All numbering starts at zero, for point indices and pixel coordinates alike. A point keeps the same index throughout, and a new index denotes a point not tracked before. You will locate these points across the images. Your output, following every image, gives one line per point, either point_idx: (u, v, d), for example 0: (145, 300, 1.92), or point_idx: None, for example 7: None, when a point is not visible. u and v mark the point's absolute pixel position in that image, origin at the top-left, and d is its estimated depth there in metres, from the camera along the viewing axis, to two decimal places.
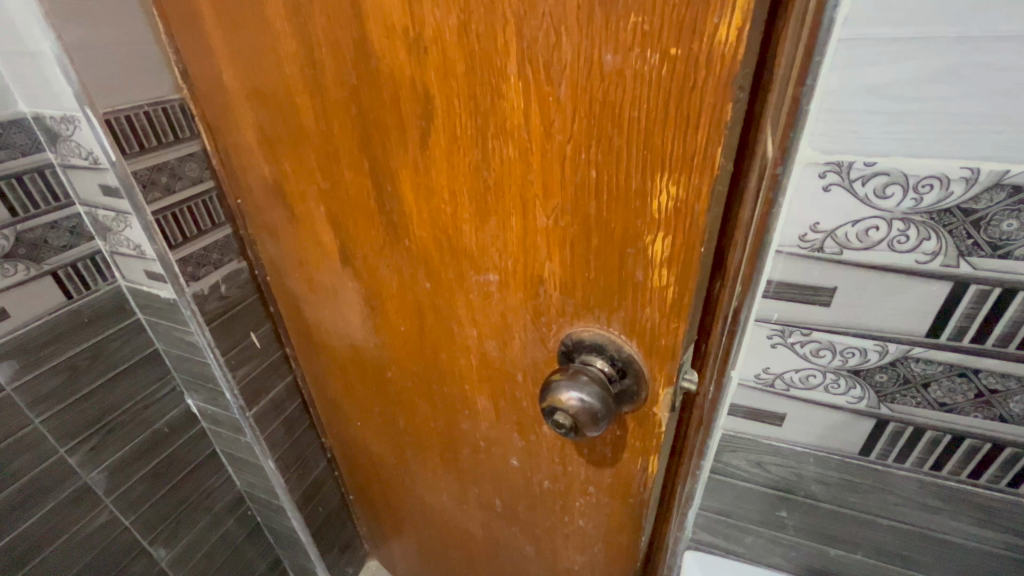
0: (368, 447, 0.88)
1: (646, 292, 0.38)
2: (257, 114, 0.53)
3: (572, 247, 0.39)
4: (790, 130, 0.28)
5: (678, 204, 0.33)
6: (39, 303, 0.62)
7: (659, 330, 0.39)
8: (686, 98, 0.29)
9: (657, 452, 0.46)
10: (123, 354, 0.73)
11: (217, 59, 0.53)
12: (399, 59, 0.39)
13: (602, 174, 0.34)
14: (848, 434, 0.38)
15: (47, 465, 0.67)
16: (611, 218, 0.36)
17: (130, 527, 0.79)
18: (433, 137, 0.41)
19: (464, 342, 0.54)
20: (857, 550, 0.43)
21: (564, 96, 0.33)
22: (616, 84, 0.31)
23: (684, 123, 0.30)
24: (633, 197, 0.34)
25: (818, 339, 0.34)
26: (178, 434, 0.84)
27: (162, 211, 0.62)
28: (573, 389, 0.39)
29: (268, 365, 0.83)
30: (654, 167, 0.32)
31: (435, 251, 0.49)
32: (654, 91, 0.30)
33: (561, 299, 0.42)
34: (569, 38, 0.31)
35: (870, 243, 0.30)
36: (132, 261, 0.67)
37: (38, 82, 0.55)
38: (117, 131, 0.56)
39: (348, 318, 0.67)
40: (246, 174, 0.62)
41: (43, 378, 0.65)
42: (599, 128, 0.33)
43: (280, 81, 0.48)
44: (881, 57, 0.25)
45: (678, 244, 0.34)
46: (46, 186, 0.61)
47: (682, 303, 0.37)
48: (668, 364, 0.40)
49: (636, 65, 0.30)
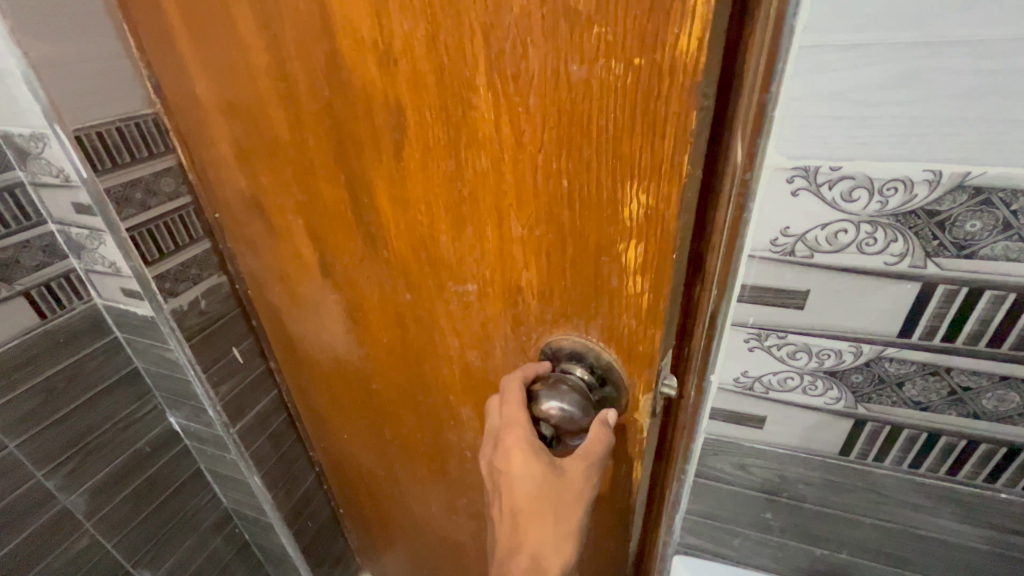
0: (357, 460, 0.87)
1: (621, 299, 0.38)
2: (231, 126, 0.53)
3: (548, 256, 0.39)
4: (757, 136, 0.29)
5: (649, 212, 0.33)
6: (11, 325, 0.61)
7: (637, 337, 0.39)
8: (652, 108, 0.29)
9: (640, 459, 0.45)
10: (101, 374, 0.72)
11: (188, 71, 0.52)
12: (371, 72, 0.39)
13: (575, 184, 0.34)
14: (829, 434, 0.38)
15: (24, 490, 0.65)
16: (585, 227, 0.36)
17: (113, 549, 0.77)
18: (407, 148, 0.41)
19: (446, 353, 0.54)
20: (841, 549, 0.44)
21: (534, 107, 0.33)
22: (583, 94, 0.31)
23: (651, 131, 0.30)
24: (605, 206, 0.34)
25: (794, 342, 0.34)
26: (161, 452, 0.82)
27: (137, 228, 0.61)
28: (551, 397, 0.40)
29: (252, 380, 0.81)
30: (624, 176, 0.32)
31: (413, 261, 0.48)
32: (620, 102, 0.30)
33: (540, 308, 0.42)
34: (536, 48, 0.31)
35: (840, 245, 0.30)
36: (108, 278, 0.66)
37: (5, 100, 0.54)
38: (88, 148, 0.55)
39: (331, 330, 0.66)
40: (223, 186, 0.62)
41: (17, 401, 0.63)
42: (568, 138, 0.33)
43: (253, 93, 0.48)
44: (841, 64, 0.25)
45: (651, 251, 0.34)
46: (17, 205, 0.60)
47: (657, 309, 0.37)
48: (647, 368, 0.40)
49: (601, 75, 0.30)
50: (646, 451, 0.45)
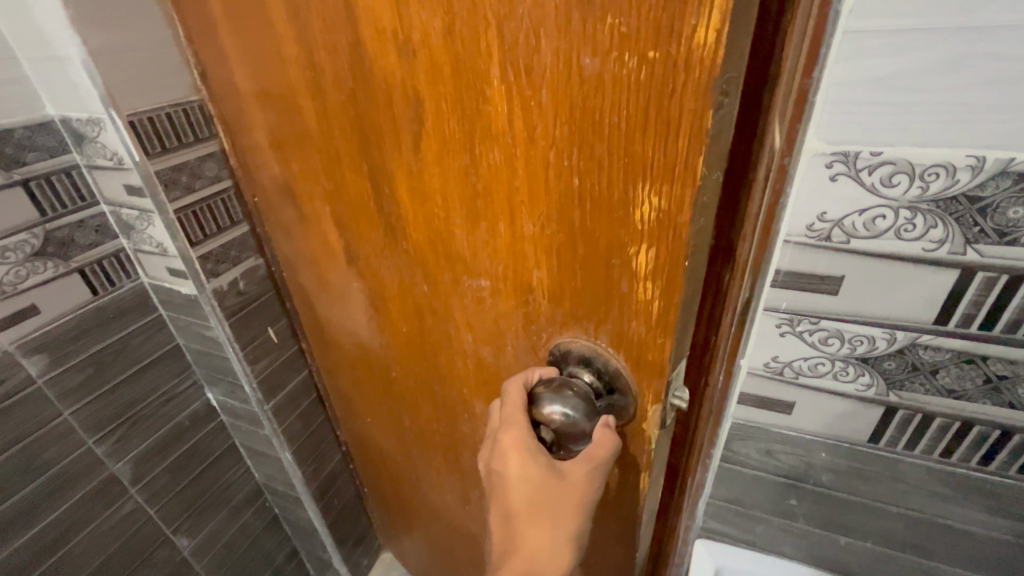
0: (379, 443, 0.89)
1: (631, 304, 0.38)
2: (267, 116, 0.55)
3: (559, 254, 0.40)
4: (797, 121, 0.29)
5: (661, 214, 0.33)
6: (66, 299, 0.65)
7: (647, 344, 0.39)
8: (665, 106, 0.29)
9: (648, 469, 0.46)
10: (146, 349, 0.76)
11: (230, 61, 0.54)
12: (392, 64, 0.40)
13: (585, 182, 0.35)
14: (858, 421, 0.38)
15: (76, 455, 0.70)
16: (596, 228, 0.36)
17: (154, 516, 0.81)
18: (425, 140, 0.42)
19: (461, 347, 0.55)
20: (866, 538, 0.44)
21: (547, 101, 0.33)
22: (596, 88, 0.31)
23: (665, 130, 0.30)
24: (617, 206, 0.35)
25: (826, 328, 0.35)
26: (199, 426, 0.86)
27: (184, 209, 0.64)
28: (555, 401, 0.40)
29: (285, 359, 0.85)
30: (636, 176, 0.33)
31: (430, 254, 0.50)
32: (633, 97, 0.30)
33: (551, 308, 0.43)
34: (548, 40, 0.31)
35: (877, 231, 0.30)
36: (154, 258, 0.69)
37: (64, 85, 0.57)
38: (140, 132, 0.58)
39: (355, 317, 0.68)
40: (260, 173, 0.64)
41: (71, 371, 0.67)
42: (581, 135, 0.33)
43: (285, 82, 0.50)
44: (885, 49, 0.25)
45: (662, 256, 0.35)
46: (72, 187, 0.63)
47: (667, 316, 0.37)
48: (658, 375, 0.40)
49: (614, 68, 0.30)
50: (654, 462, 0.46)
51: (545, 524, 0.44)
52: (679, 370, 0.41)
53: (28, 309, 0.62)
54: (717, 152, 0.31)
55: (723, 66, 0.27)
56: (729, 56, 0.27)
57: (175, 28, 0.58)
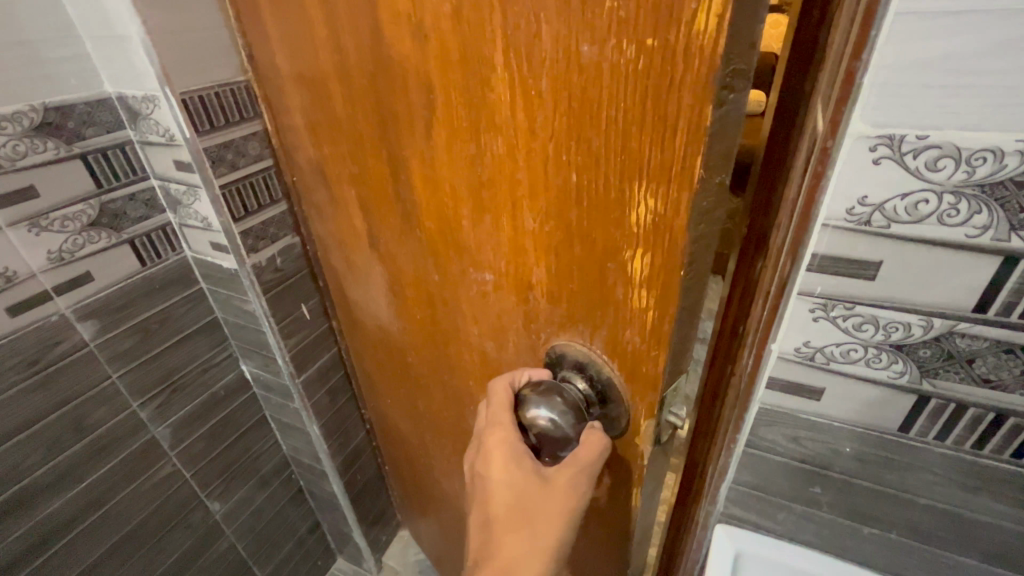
0: (398, 424, 0.92)
1: (626, 312, 0.39)
2: (302, 99, 0.57)
3: (558, 252, 0.40)
4: (842, 104, 0.29)
5: (657, 218, 0.33)
6: (117, 268, 0.68)
7: (641, 355, 0.40)
8: (662, 101, 0.29)
9: (640, 484, 0.48)
10: (188, 320, 0.79)
11: (273, 43, 0.56)
12: (406, 48, 0.41)
13: (583, 177, 0.35)
14: (889, 410, 0.38)
15: (122, 417, 0.74)
16: (593, 228, 0.37)
17: (190, 480, 0.85)
18: (436, 127, 0.43)
19: (469, 340, 0.57)
20: (890, 529, 0.44)
21: (547, 90, 0.34)
22: (595, 77, 0.31)
23: (662, 126, 0.30)
24: (613, 207, 0.35)
25: (861, 313, 0.35)
26: (233, 397, 0.89)
27: (229, 185, 0.67)
28: (539, 404, 0.43)
29: (315, 336, 0.87)
30: (632, 177, 0.33)
31: (441, 244, 0.51)
32: (631, 89, 0.30)
33: (550, 308, 0.44)
34: (548, 26, 0.31)
35: (919, 216, 0.30)
36: (199, 232, 0.72)
37: (123, 63, 0.60)
38: (191, 110, 0.61)
39: (377, 301, 0.70)
40: (298, 154, 0.66)
41: (120, 337, 0.71)
42: (579, 128, 0.34)
43: (316, 65, 0.52)
44: (936, 32, 0.26)
45: (657, 263, 0.35)
46: (126, 161, 0.67)
47: (661, 328, 0.37)
48: (655, 387, 0.41)
49: (612, 56, 0.30)
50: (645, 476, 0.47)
51: (528, 529, 0.45)
52: (674, 384, 0.42)
53: (82, 276, 0.65)
54: (722, 152, 0.30)
55: (726, 61, 0.26)
56: (733, 51, 0.26)
57: (226, 10, 0.60)
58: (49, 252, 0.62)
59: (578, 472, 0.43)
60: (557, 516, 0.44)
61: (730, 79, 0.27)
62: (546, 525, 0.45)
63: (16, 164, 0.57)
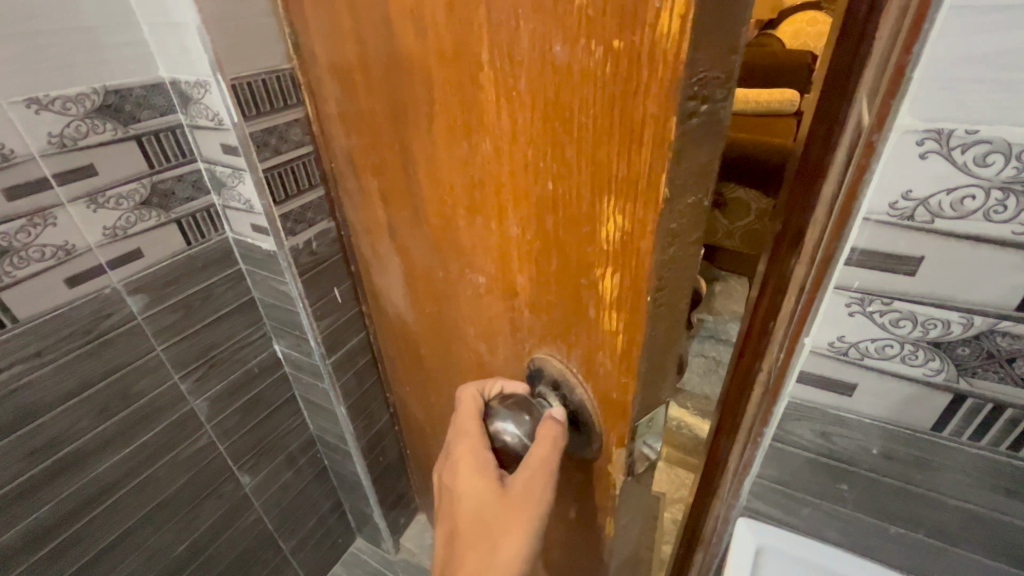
0: (415, 413, 0.93)
1: (598, 331, 0.39)
2: (336, 88, 0.59)
3: (539, 260, 0.41)
4: (891, 98, 0.29)
5: (625, 236, 0.33)
6: (164, 246, 0.72)
7: (613, 380, 0.41)
8: (629, 111, 0.29)
9: (613, 511, 0.48)
10: (227, 298, 0.82)
11: (314, 33, 0.58)
12: (409, 45, 0.43)
13: (559, 185, 0.36)
14: (922, 408, 0.38)
15: (165, 388, 0.77)
16: (568, 240, 0.38)
17: (224, 452, 0.89)
18: (433, 123, 0.45)
19: (466, 341, 0.58)
20: (918, 530, 0.44)
21: (527, 92, 0.34)
22: (568, 81, 0.32)
23: (628, 138, 0.30)
24: (585, 220, 0.36)
25: (899, 309, 0.35)
26: (266, 375, 0.93)
27: (272, 169, 0.69)
28: (506, 419, 0.48)
29: (346, 319, 0.90)
30: (602, 191, 0.33)
31: (441, 242, 0.53)
32: (601, 96, 0.30)
33: (533, 318, 0.45)
34: (528, 26, 0.32)
35: (965, 212, 0.30)
36: (241, 214, 0.75)
37: (177, 50, 0.62)
38: (240, 95, 0.63)
39: (396, 291, 0.72)
40: (333, 141, 0.68)
41: (165, 312, 0.74)
42: (556, 135, 0.34)
43: (345, 56, 0.54)
44: (992, 25, 0.26)
45: (625, 283, 0.35)
46: (176, 144, 0.70)
47: (629, 351, 0.38)
48: (630, 406, 0.41)
49: (583, 59, 0.30)
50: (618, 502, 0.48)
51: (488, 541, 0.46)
52: (648, 411, 0.42)
53: (132, 252, 0.69)
54: (692, 166, 0.30)
55: (690, 72, 0.26)
56: (697, 62, 0.26)
57: None
58: (104, 228, 0.65)
59: (534, 477, 0.45)
60: (521, 523, 0.45)
61: (698, 89, 0.27)
62: (510, 531, 0.45)
63: (77, 144, 0.60)
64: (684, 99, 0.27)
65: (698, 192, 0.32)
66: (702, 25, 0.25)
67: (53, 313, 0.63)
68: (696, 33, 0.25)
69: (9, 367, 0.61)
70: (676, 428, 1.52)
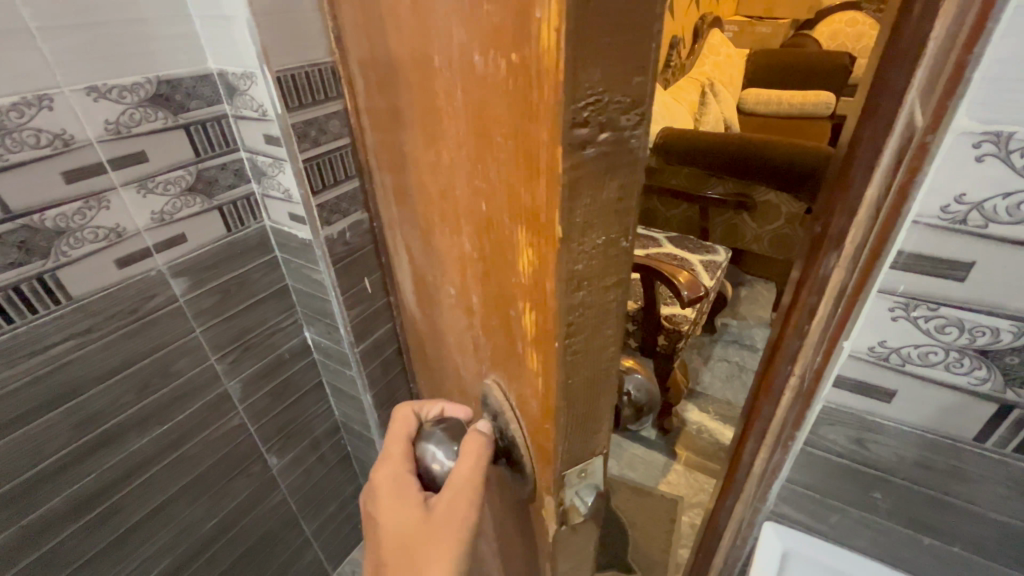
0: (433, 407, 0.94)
1: (527, 366, 0.38)
2: (363, 84, 0.60)
3: (486, 279, 0.41)
4: (947, 99, 0.29)
5: (535, 270, 0.31)
6: (206, 232, 0.75)
7: (539, 420, 0.39)
8: (530, 130, 0.27)
9: (552, 556, 0.46)
10: (263, 285, 0.85)
11: (348, 28, 0.59)
12: (393, 48, 0.44)
13: (492, 205, 0.35)
14: (965, 417, 0.37)
15: (202, 368, 0.80)
16: (501, 265, 0.37)
17: (253, 434, 0.92)
18: (414, 127, 0.46)
19: (450, 348, 0.59)
20: (954, 543, 0.43)
21: (464, 104, 0.34)
22: (490, 97, 0.30)
23: (530, 164, 0.28)
24: (510, 247, 0.34)
25: (945, 316, 0.34)
26: (296, 360, 0.95)
27: (311, 160, 0.71)
28: (435, 448, 0.50)
29: (375, 309, 0.91)
30: (518, 219, 0.31)
31: (427, 246, 0.54)
32: (511, 116, 0.29)
33: (487, 337, 0.45)
34: (460, 36, 0.31)
35: (1021, 217, 0.30)
36: (279, 203, 0.78)
37: (227, 42, 0.65)
38: (284, 87, 0.65)
39: (409, 291, 0.73)
40: (365, 135, 0.69)
41: (206, 295, 0.77)
42: (487, 153, 0.33)
43: (366, 54, 0.54)
44: None
45: (539, 321, 0.33)
46: (221, 133, 0.72)
47: (547, 393, 0.36)
48: (556, 450, 0.38)
49: (497, 75, 0.29)
50: (554, 547, 0.45)
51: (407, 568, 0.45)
52: (574, 460, 0.39)
53: (177, 237, 0.72)
54: (596, 200, 0.27)
55: (576, 94, 0.23)
56: (583, 84, 0.23)
57: None
58: (152, 213, 0.68)
59: (456, 499, 0.45)
60: (443, 548, 0.45)
61: (591, 114, 0.24)
62: (433, 557, 0.44)
63: (131, 131, 0.63)
64: (574, 123, 0.24)
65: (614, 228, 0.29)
66: (585, 43, 0.22)
67: (103, 292, 0.66)
68: (577, 51, 0.22)
69: (63, 342, 0.64)
70: (697, 432, 1.50)
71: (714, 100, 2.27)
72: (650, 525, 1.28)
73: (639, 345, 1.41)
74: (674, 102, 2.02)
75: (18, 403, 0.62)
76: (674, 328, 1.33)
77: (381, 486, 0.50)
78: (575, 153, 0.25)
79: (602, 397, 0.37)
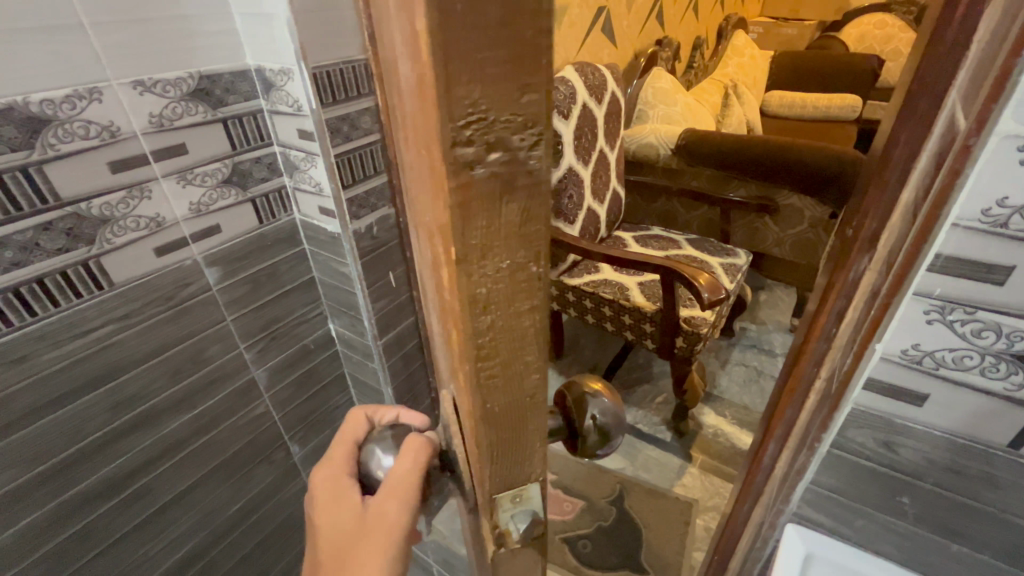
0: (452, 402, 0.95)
1: (454, 393, 0.34)
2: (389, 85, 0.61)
3: (423, 298, 0.37)
4: (992, 101, 0.29)
5: (442, 295, 0.28)
6: (240, 223, 0.77)
7: (469, 450, 0.35)
8: (418, 144, 0.23)
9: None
10: (291, 276, 0.87)
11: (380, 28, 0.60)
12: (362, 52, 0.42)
13: (412, 219, 0.32)
14: (998, 423, 0.37)
15: (231, 356, 0.83)
16: (427, 283, 0.33)
17: (277, 421, 0.94)
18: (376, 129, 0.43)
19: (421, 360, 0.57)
20: (982, 550, 0.43)
21: (387, 111, 0.30)
22: (397, 106, 0.27)
23: (423, 182, 0.24)
24: (428, 267, 0.31)
25: (982, 319, 0.35)
26: (320, 351, 0.97)
27: (343, 155, 0.73)
28: (382, 448, 0.44)
29: (398, 303, 0.92)
30: (427, 239, 0.28)
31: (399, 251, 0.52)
32: (406, 129, 0.25)
33: (433, 355, 0.41)
34: (375, 38, 0.28)
35: None
36: (310, 197, 0.80)
37: (265, 39, 0.66)
38: (320, 83, 0.66)
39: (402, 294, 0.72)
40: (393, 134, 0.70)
41: (237, 285, 0.79)
42: (403, 165, 0.30)
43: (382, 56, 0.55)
44: None
45: (452, 349, 0.29)
46: (256, 127, 0.74)
47: (469, 426, 0.32)
48: (484, 484, 0.34)
49: (394, 81, 0.25)
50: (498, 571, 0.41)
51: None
52: (507, 488, 0.35)
53: (212, 227, 0.74)
54: (497, 228, 0.23)
55: (452, 109, 0.19)
56: (459, 96, 0.19)
57: None
58: (190, 204, 0.70)
59: (388, 501, 0.40)
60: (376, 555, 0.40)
61: (475, 133, 0.20)
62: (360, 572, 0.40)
63: (173, 125, 0.65)
64: (454, 143, 0.20)
65: (525, 255, 0.25)
66: (458, 50, 0.18)
67: (142, 280, 0.69)
68: (450, 61, 0.18)
69: (103, 326, 0.66)
70: (714, 436, 1.49)
71: (737, 102, 2.25)
72: (664, 527, 1.27)
73: (657, 346, 1.41)
74: (697, 104, 2.00)
75: (61, 384, 0.64)
76: (692, 330, 1.33)
77: (317, 488, 0.45)
78: (462, 176, 0.21)
79: (533, 430, 0.33)
